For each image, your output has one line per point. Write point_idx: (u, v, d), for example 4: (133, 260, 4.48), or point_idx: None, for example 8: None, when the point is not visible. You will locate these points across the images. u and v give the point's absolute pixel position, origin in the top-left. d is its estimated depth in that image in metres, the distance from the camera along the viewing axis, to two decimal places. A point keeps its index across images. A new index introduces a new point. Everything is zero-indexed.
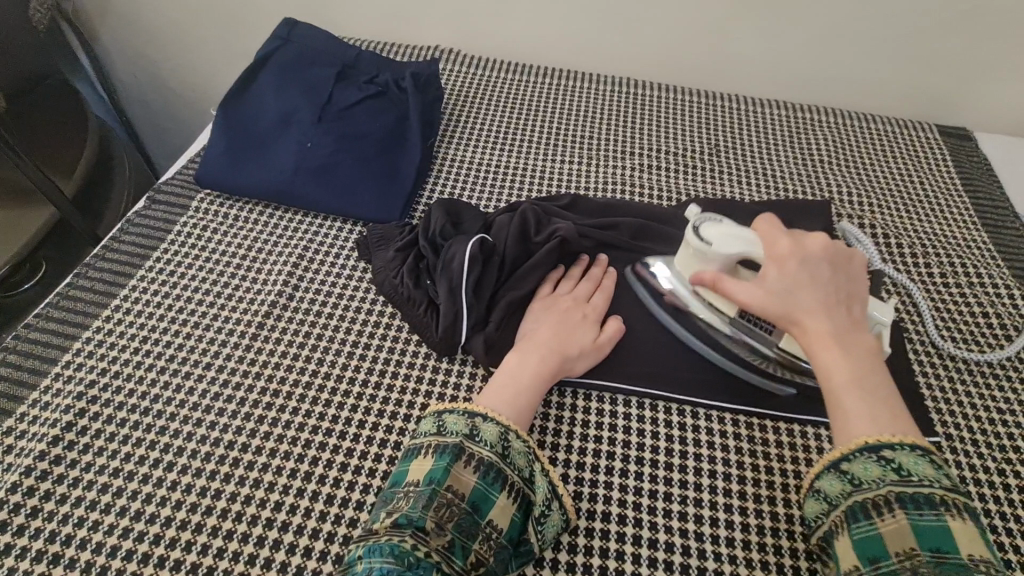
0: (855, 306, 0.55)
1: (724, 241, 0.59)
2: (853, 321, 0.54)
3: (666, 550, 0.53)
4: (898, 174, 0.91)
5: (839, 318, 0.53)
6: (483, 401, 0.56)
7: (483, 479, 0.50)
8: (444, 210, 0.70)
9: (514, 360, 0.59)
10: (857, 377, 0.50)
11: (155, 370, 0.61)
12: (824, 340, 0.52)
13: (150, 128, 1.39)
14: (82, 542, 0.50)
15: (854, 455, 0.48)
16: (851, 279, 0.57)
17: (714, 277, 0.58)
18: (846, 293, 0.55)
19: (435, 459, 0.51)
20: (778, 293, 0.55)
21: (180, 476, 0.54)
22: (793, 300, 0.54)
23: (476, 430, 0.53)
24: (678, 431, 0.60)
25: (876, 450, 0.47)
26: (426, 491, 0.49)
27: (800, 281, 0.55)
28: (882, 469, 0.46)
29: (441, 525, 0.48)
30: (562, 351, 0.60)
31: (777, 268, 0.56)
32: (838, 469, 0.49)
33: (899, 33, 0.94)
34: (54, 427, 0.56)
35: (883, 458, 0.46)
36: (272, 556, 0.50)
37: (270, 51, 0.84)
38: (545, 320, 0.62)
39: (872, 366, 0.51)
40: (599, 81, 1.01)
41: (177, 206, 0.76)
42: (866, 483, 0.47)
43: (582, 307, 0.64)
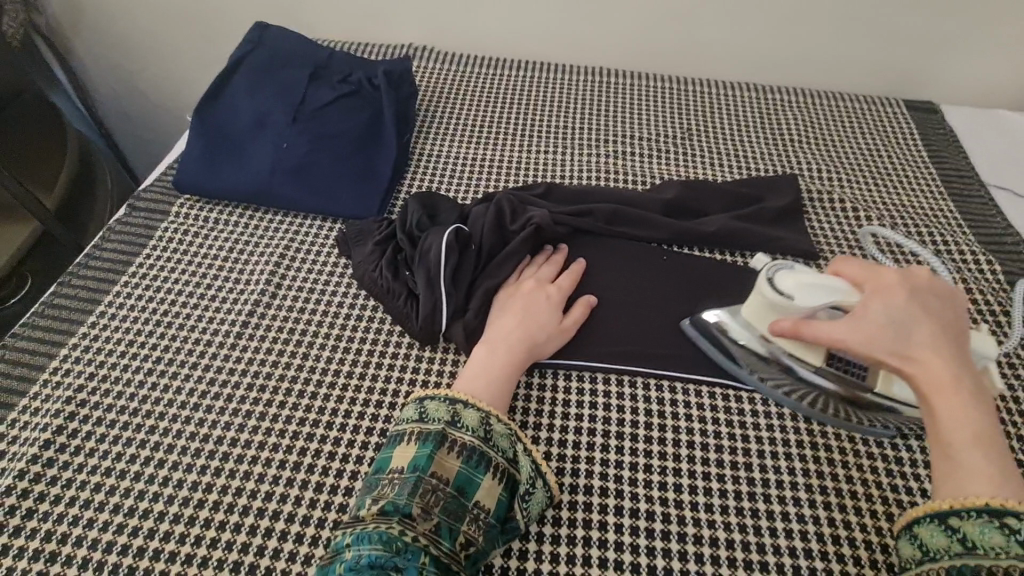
0: (967, 348, 0.52)
1: (806, 291, 0.55)
2: (970, 363, 0.51)
3: (646, 518, 0.55)
4: (867, 150, 0.93)
5: (958, 362, 0.50)
6: (457, 386, 0.58)
7: (467, 463, 0.52)
8: (420, 203, 0.71)
9: (484, 347, 0.60)
10: (984, 431, 0.48)
11: (142, 373, 0.62)
12: (945, 384, 0.49)
13: (129, 139, 1.39)
14: (77, 540, 0.51)
15: (967, 514, 0.46)
16: (954, 315, 0.54)
17: (795, 324, 0.55)
18: (957, 331, 0.53)
19: (419, 446, 0.53)
20: (885, 335, 0.52)
21: (172, 473, 0.55)
22: (905, 339, 0.51)
23: (456, 416, 0.54)
24: (657, 406, 0.62)
25: (997, 514, 0.45)
26: (412, 478, 0.51)
27: (910, 317, 0.52)
28: (1004, 537, 0.44)
29: (428, 509, 0.50)
30: (532, 337, 0.62)
31: (884, 303, 0.53)
32: (945, 524, 0.47)
33: (858, 12, 0.96)
34: (44, 432, 0.57)
35: (1006, 526, 0.44)
36: (265, 544, 0.51)
37: (244, 55, 0.85)
38: (516, 307, 0.64)
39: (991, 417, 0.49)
40: (570, 72, 1.02)
41: (157, 212, 0.76)
42: (981, 547, 0.45)
43: (546, 289, 0.65)
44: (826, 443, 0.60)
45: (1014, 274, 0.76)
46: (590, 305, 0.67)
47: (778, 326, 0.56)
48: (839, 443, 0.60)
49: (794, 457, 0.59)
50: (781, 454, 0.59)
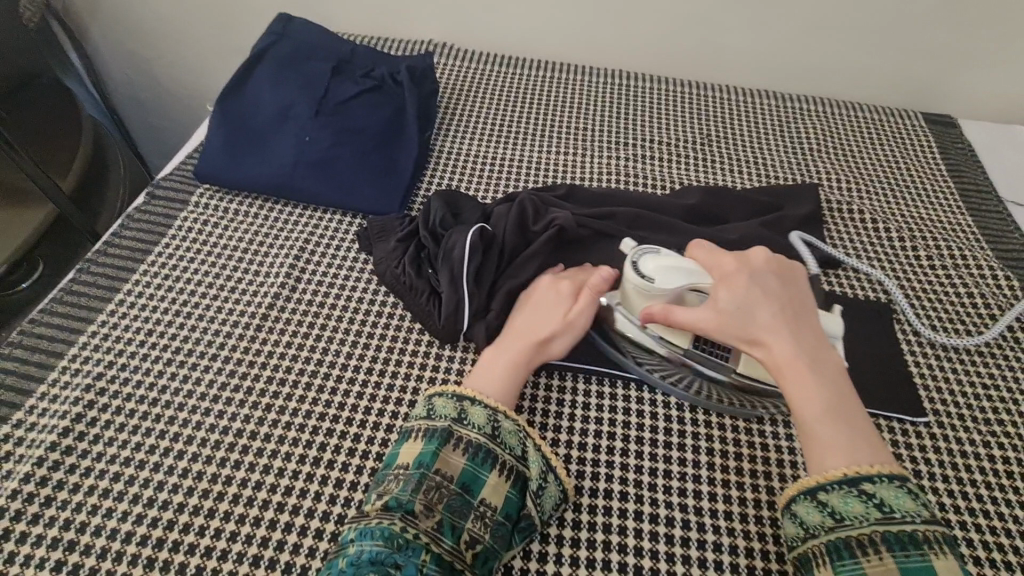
0: (808, 323, 0.53)
1: (666, 274, 0.57)
2: (813, 338, 0.53)
3: (665, 524, 0.54)
4: (886, 161, 0.93)
5: (800, 340, 0.52)
6: (472, 384, 0.57)
7: (472, 460, 0.52)
8: (442, 201, 0.71)
9: (493, 351, 0.59)
10: (831, 406, 0.49)
11: (161, 363, 0.61)
12: (790, 366, 0.50)
13: (142, 127, 1.39)
14: (96, 530, 0.51)
15: (832, 488, 0.47)
16: (794, 290, 0.55)
17: (664, 308, 0.55)
18: (797, 307, 0.54)
19: (425, 442, 0.53)
20: (736, 319, 0.52)
21: (191, 464, 0.55)
22: (750, 322, 0.52)
23: (464, 413, 0.54)
24: (675, 411, 0.62)
25: (855, 483, 0.46)
26: (416, 474, 0.51)
27: (752, 298, 0.53)
28: (864, 505, 0.46)
29: (430, 507, 0.49)
30: (536, 336, 0.59)
31: (728, 287, 0.53)
32: (817, 500, 0.48)
33: (881, 23, 0.96)
34: (63, 419, 0.57)
35: (864, 493, 0.46)
36: (284, 539, 0.51)
37: (266, 46, 0.85)
38: (527, 309, 0.62)
39: (838, 386, 0.50)
40: (590, 73, 1.02)
41: (176, 201, 0.76)
42: (847, 518, 0.46)
43: (556, 284, 0.63)
44: None
45: None
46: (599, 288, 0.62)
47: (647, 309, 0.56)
48: None
49: None
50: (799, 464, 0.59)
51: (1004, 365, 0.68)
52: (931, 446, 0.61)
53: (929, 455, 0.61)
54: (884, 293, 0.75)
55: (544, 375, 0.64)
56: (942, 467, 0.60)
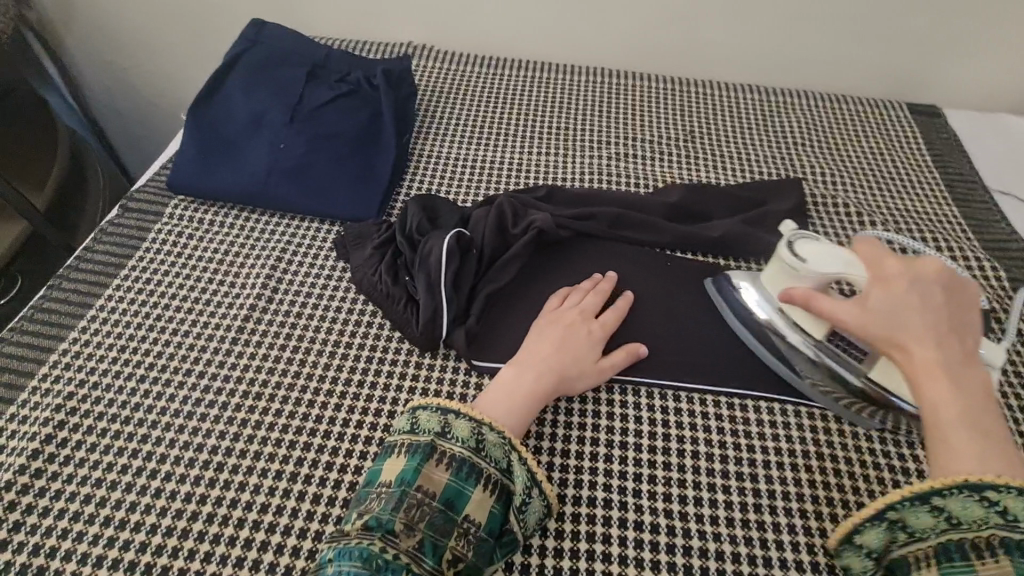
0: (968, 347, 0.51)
1: (820, 258, 0.57)
2: (969, 358, 0.50)
3: (650, 531, 0.53)
4: (873, 153, 0.92)
5: (954, 355, 0.50)
6: (479, 406, 0.56)
7: (457, 475, 0.51)
8: (420, 206, 0.70)
9: (511, 373, 0.58)
10: (971, 415, 0.47)
11: (134, 380, 0.60)
12: (931, 371, 0.49)
13: (122, 137, 1.37)
14: (66, 554, 0.50)
15: (949, 491, 0.45)
16: (961, 311, 0.53)
17: (806, 294, 0.56)
18: (960, 327, 0.51)
19: (408, 458, 0.52)
20: (886, 318, 0.51)
21: (165, 484, 0.54)
22: (902, 323, 0.51)
23: (447, 427, 0.53)
24: (659, 413, 0.61)
25: (977, 489, 0.44)
26: (398, 492, 0.50)
27: (907, 304, 0.51)
28: (985, 510, 0.43)
29: (412, 525, 0.48)
30: (563, 373, 0.59)
31: (883, 289, 0.53)
32: (930, 505, 0.45)
33: (861, 15, 0.95)
34: (33, 440, 0.56)
35: (986, 499, 0.43)
36: (260, 558, 0.50)
37: (239, 53, 0.83)
38: (555, 336, 0.61)
39: (982, 401, 0.48)
40: (572, 72, 1.01)
41: (150, 213, 0.75)
42: (965, 521, 0.44)
43: (589, 324, 0.62)
44: (832, 453, 0.58)
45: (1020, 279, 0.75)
46: (635, 349, 0.62)
47: (787, 292, 0.57)
48: (846, 454, 0.58)
49: (800, 468, 0.57)
50: (786, 464, 0.58)
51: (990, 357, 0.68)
52: None
53: None
54: None
55: None
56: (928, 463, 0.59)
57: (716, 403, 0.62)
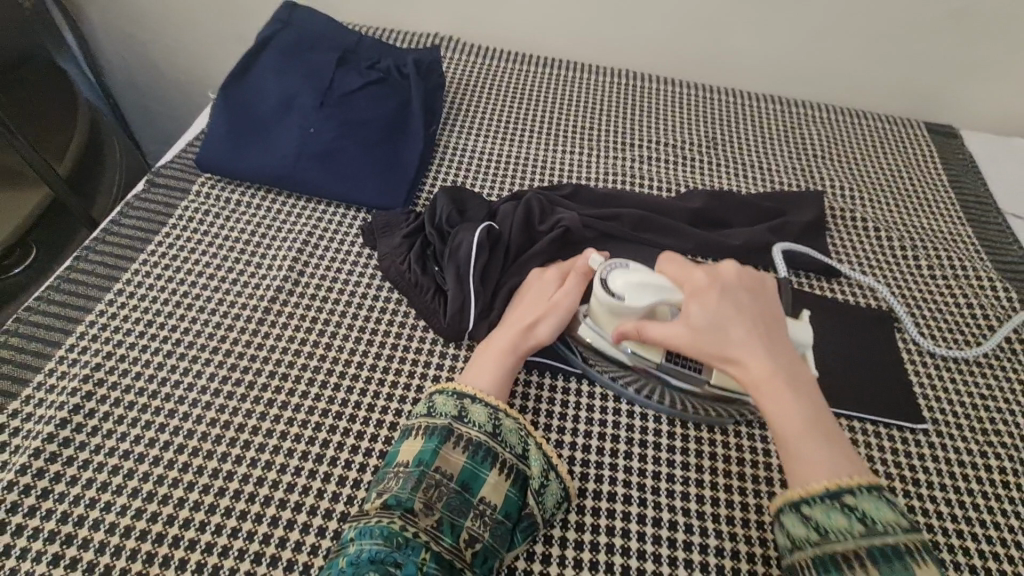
0: (783, 338, 0.53)
1: (637, 291, 0.55)
2: (789, 354, 0.52)
3: (668, 528, 0.54)
4: (888, 170, 0.93)
5: (778, 355, 0.52)
6: (468, 380, 0.56)
7: (472, 459, 0.52)
8: (449, 197, 0.71)
9: (482, 344, 0.60)
10: (808, 417, 0.49)
11: (161, 354, 0.61)
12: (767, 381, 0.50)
13: (137, 111, 1.36)
14: (94, 523, 0.50)
15: (815, 502, 0.46)
16: (768, 304, 0.55)
17: (636, 327, 0.54)
18: (773, 326, 0.54)
19: (425, 440, 0.52)
20: (709, 335, 0.52)
21: (192, 459, 0.54)
22: (725, 340, 0.52)
23: (464, 411, 0.54)
24: (678, 414, 0.62)
25: (835, 497, 0.46)
26: (416, 472, 0.50)
27: (724, 316, 0.52)
28: (847, 519, 0.45)
29: (430, 505, 0.49)
30: (522, 320, 0.59)
31: (700, 303, 0.53)
32: (800, 513, 0.47)
33: (886, 32, 0.96)
34: (60, 410, 0.56)
35: (846, 506, 0.45)
36: (287, 536, 0.51)
37: (271, 34, 0.83)
38: (520, 298, 0.63)
39: (814, 401, 0.50)
40: (597, 72, 1.02)
41: (177, 189, 0.75)
42: (832, 532, 0.45)
43: (544, 275, 0.63)
44: None
45: None
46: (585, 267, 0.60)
47: (622, 325, 0.55)
48: None
49: None
50: None
51: (997, 376, 0.69)
52: (930, 456, 0.62)
53: (926, 463, 0.62)
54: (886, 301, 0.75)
55: (547, 375, 0.64)
56: (936, 474, 0.61)
57: None
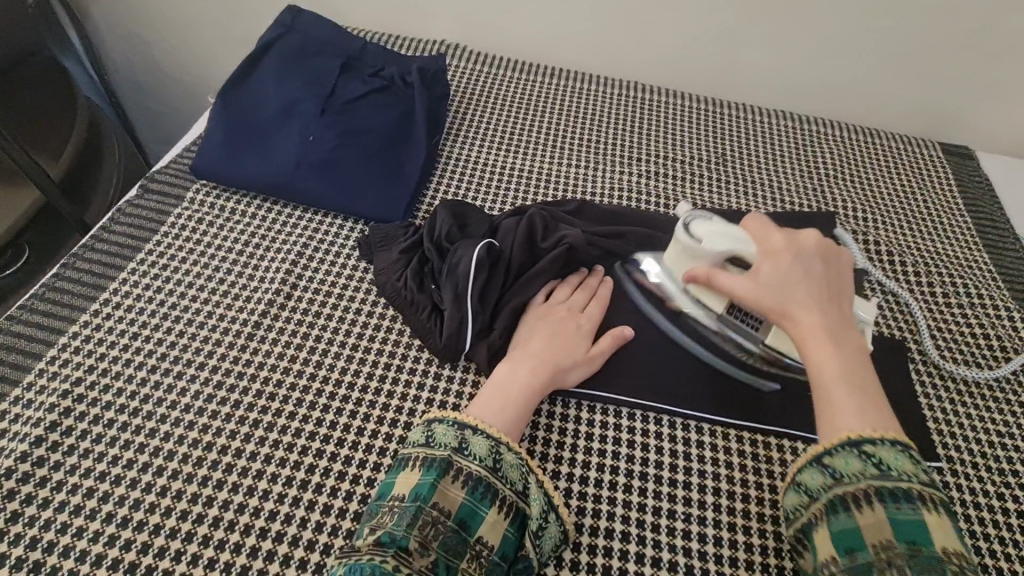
0: (845, 308, 0.57)
1: (713, 238, 0.61)
2: (846, 324, 0.56)
3: (667, 568, 0.52)
4: (903, 191, 0.91)
5: (833, 319, 0.55)
6: (470, 411, 0.54)
7: (472, 494, 0.49)
8: (449, 212, 0.68)
9: (506, 368, 0.58)
10: (847, 376, 0.51)
11: (145, 370, 0.58)
12: (818, 337, 0.54)
13: (138, 111, 1.35)
14: (65, 550, 0.48)
15: (836, 449, 0.49)
16: (839, 278, 0.59)
17: (707, 272, 0.60)
18: (837, 296, 0.57)
19: (423, 473, 0.50)
20: (771, 291, 0.57)
21: (171, 482, 0.52)
22: (785, 296, 0.56)
23: (464, 443, 0.51)
24: (682, 446, 0.59)
25: (857, 444, 0.48)
26: (412, 507, 0.48)
27: (791, 277, 0.57)
28: (863, 463, 0.47)
29: (426, 545, 0.46)
30: (558, 363, 0.59)
31: (771, 264, 0.58)
32: (820, 463, 0.50)
33: (902, 49, 0.94)
34: (36, 427, 0.54)
35: (865, 454, 0.47)
36: (266, 569, 0.48)
37: (273, 39, 0.81)
38: (549, 330, 0.61)
39: (860, 363, 0.53)
40: (605, 83, 0.99)
41: (171, 196, 0.73)
42: (846, 476, 0.48)
43: (576, 318, 0.63)
44: None
45: None
46: (621, 336, 0.63)
47: (692, 271, 0.61)
48: None
49: None
50: None
51: (1013, 411, 0.67)
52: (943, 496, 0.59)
53: None
54: (898, 329, 0.73)
55: (548, 401, 0.61)
56: None
57: (739, 440, 0.60)
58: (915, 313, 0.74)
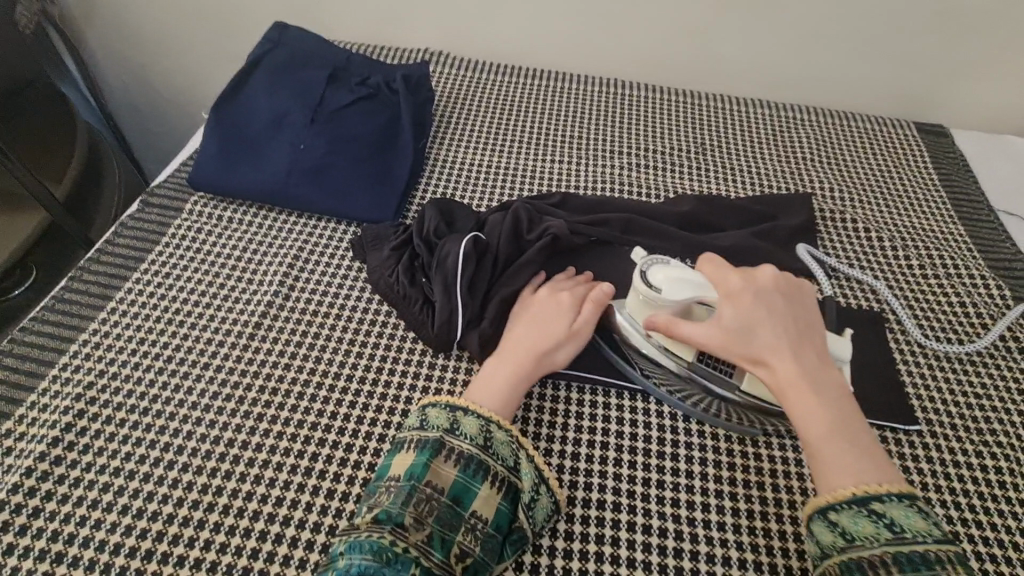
0: (817, 343, 0.54)
1: (674, 285, 0.56)
2: (822, 358, 0.53)
3: (658, 535, 0.54)
4: (879, 171, 0.93)
5: (806, 358, 0.52)
6: (473, 395, 0.57)
7: (464, 472, 0.51)
8: (437, 209, 0.72)
9: (492, 357, 0.60)
10: (839, 428, 0.49)
11: (153, 371, 0.61)
12: (796, 383, 0.51)
13: (135, 133, 1.39)
14: (84, 541, 0.50)
15: (842, 506, 0.47)
16: (803, 314, 0.55)
17: (668, 321, 0.55)
18: (804, 332, 0.54)
19: (417, 454, 0.52)
20: (740, 337, 0.52)
21: (182, 475, 0.54)
22: (754, 341, 0.52)
23: (456, 424, 0.54)
24: (668, 421, 0.62)
25: (864, 503, 0.46)
26: (407, 487, 0.50)
27: (756, 320, 0.53)
28: (875, 525, 0.46)
29: (421, 520, 0.49)
30: (539, 342, 0.60)
31: (733, 307, 0.53)
32: (827, 520, 0.47)
33: (871, 34, 0.97)
34: (52, 428, 0.57)
35: (874, 513, 0.46)
36: (275, 551, 0.51)
37: (262, 54, 0.85)
38: (531, 315, 0.63)
39: (846, 407, 0.51)
40: (585, 82, 1.03)
41: (171, 208, 0.76)
42: (859, 538, 0.46)
43: (557, 296, 0.64)
44: None
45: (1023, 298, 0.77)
46: (607, 297, 0.63)
47: (650, 319, 0.56)
48: None
49: (805, 478, 0.58)
50: (792, 473, 0.59)
51: (991, 374, 0.69)
52: (924, 457, 0.62)
53: (921, 464, 0.61)
54: (876, 301, 0.75)
55: (538, 384, 0.64)
56: (929, 476, 0.60)
57: None
58: (892, 300, 0.74)
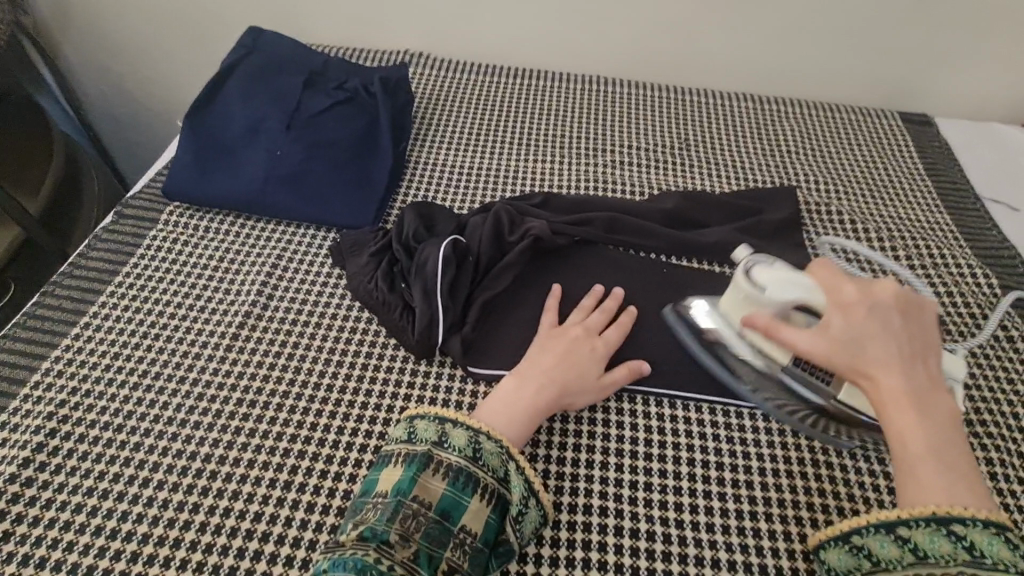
0: (932, 366, 0.51)
1: (778, 286, 0.54)
2: (932, 381, 0.50)
3: (646, 538, 0.53)
4: (864, 162, 0.93)
5: (913, 378, 0.50)
6: (479, 415, 0.56)
7: (453, 485, 0.50)
8: (416, 213, 0.70)
9: (512, 384, 0.58)
10: (935, 447, 0.47)
11: (127, 387, 0.60)
12: (901, 402, 0.48)
13: (115, 143, 1.37)
14: (56, 564, 0.49)
15: (916, 523, 0.45)
16: (922, 334, 0.52)
17: (768, 324, 0.54)
18: (921, 353, 0.51)
19: (404, 469, 0.51)
20: (848, 348, 0.51)
21: (158, 492, 0.53)
22: (861, 355, 0.50)
23: (445, 436, 0.53)
24: (655, 421, 0.61)
25: (944, 522, 0.44)
26: (393, 503, 0.49)
27: (869, 333, 0.51)
28: (952, 545, 0.44)
29: (407, 537, 0.48)
30: (566, 384, 0.58)
31: (846, 319, 0.52)
32: (896, 534, 0.46)
33: (852, 25, 0.97)
34: (24, 448, 0.55)
35: (953, 533, 0.44)
36: (254, 568, 0.50)
37: (236, 60, 0.83)
38: (560, 351, 0.60)
39: (948, 431, 0.48)
40: (567, 80, 1.02)
41: (145, 219, 0.75)
42: (932, 556, 0.44)
43: (592, 341, 0.62)
44: (826, 460, 0.59)
45: (1010, 286, 0.76)
46: (638, 370, 0.61)
47: (750, 319, 0.55)
48: (840, 461, 0.59)
49: (794, 475, 0.58)
50: (780, 470, 0.58)
51: (979, 364, 0.68)
52: None
53: None
54: None
55: None
56: None
57: (711, 411, 0.62)
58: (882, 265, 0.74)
